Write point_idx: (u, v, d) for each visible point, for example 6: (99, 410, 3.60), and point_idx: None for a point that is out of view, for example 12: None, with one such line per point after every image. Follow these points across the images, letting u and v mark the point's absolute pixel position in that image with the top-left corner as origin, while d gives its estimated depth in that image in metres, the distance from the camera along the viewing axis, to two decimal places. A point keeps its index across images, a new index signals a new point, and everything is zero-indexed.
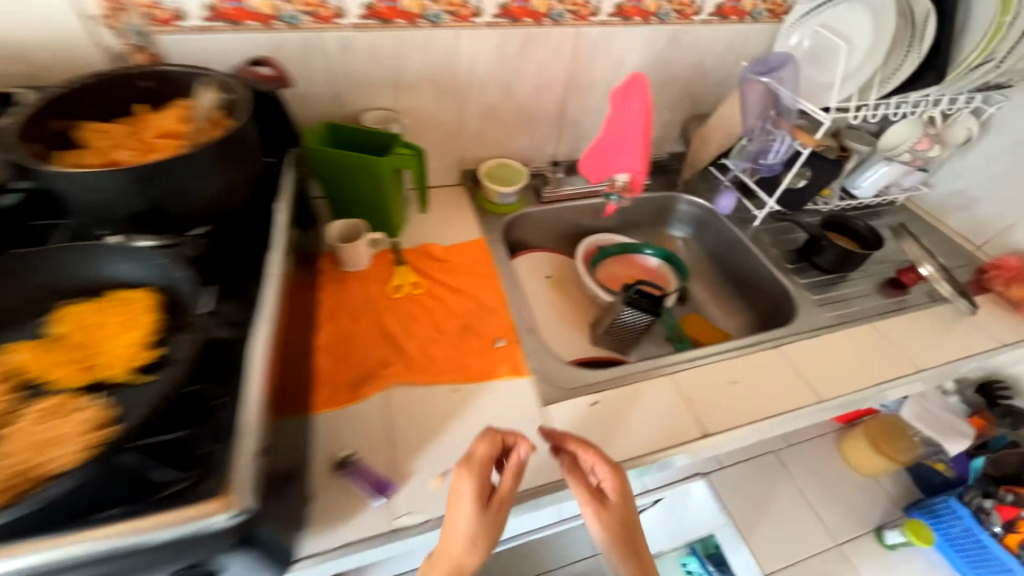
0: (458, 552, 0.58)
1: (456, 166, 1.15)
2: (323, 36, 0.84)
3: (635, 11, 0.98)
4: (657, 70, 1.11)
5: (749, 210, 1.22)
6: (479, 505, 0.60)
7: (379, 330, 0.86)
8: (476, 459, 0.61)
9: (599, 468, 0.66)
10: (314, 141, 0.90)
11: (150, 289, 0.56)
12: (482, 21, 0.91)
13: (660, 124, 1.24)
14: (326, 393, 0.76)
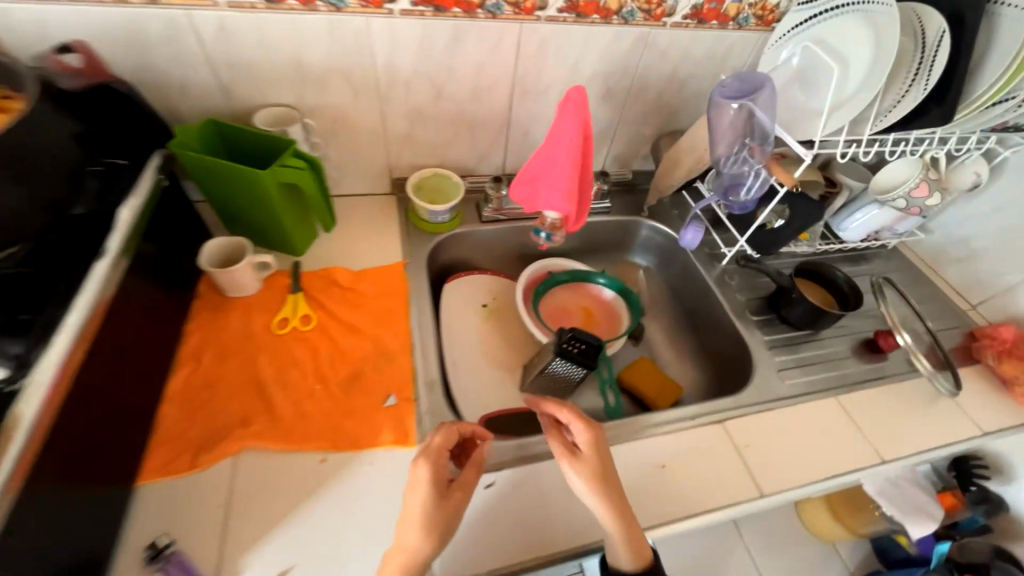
0: (413, 546, 0.54)
1: (385, 174, 1.00)
2: (194, 16, 0.69)
3: (591, 8, 0.82)
4: (621, 78, 0.95)
5: (719, 246, 1.07)
6: (441, 485, 0.58)
7: (249, 374, 0.73)
8: (437, 448, 0.61)
9: (574, 425, 0.66)
10: (191, 142, 0.75)
11: None
12: (397, 9, 0.75)
13: (627, 139, 1.09)
14: (163, 455, 0.63)
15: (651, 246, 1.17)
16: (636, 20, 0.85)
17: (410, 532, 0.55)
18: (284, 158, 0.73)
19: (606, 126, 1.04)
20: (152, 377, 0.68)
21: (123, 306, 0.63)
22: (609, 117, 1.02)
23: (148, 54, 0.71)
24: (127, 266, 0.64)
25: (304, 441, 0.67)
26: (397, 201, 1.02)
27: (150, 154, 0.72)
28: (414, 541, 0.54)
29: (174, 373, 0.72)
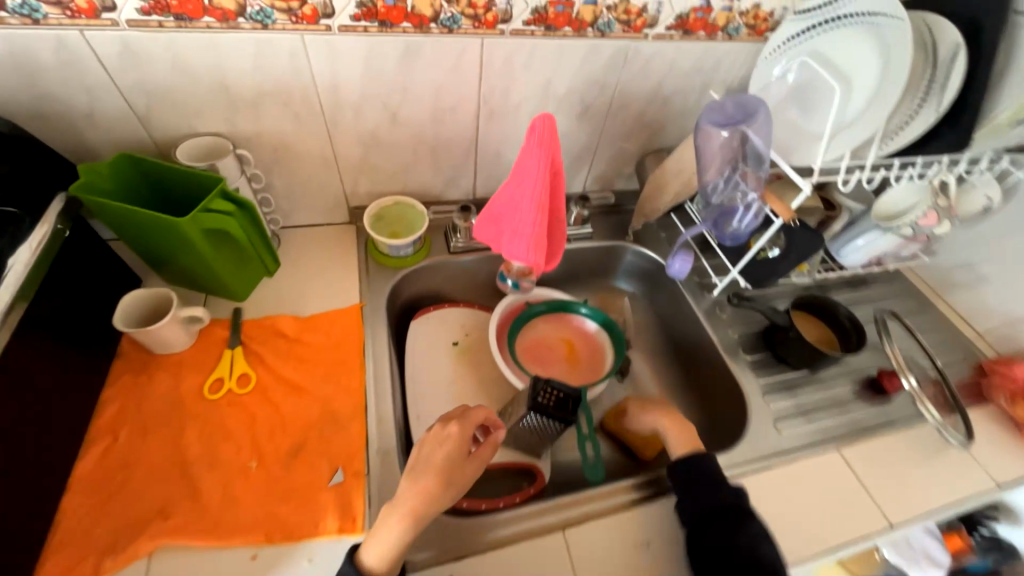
0: (419, 495, 0.56)
1: (340, 204, 0.90)
2: (90, 38, 0.58)
3: (561, 20, 0.72)
4: (600, 95, 0.85)
5: (709, 274, 0.98)
6: (461, 444, 0.60)
7: (174, 450, 0.63)
8: (460, 412, 0.64)
9: None
10: (102, 182, 0.65)
11: None
12: (336, 25, 0.65)
13: (609, 158, 0.99)
14: (62, 559, 0.54)
15: (639, 271, 1.07)
16: (613, 32, 0.76)
17: (424, 482, 0.57)
18: (210, 201, 0.64)
19: (586, 145, 0.94)
20: (51, 464, 0.58)
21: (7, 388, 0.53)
22: (588, 136, 0.93)
23: (41, 82, 0.61)
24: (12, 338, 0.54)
25: (234, 533, 0.58)
26: (354, 232, 0.92)
27: (50, 200, 0.62)
28: (426, 489, 0.57)
29: (82, 454, 0.62)
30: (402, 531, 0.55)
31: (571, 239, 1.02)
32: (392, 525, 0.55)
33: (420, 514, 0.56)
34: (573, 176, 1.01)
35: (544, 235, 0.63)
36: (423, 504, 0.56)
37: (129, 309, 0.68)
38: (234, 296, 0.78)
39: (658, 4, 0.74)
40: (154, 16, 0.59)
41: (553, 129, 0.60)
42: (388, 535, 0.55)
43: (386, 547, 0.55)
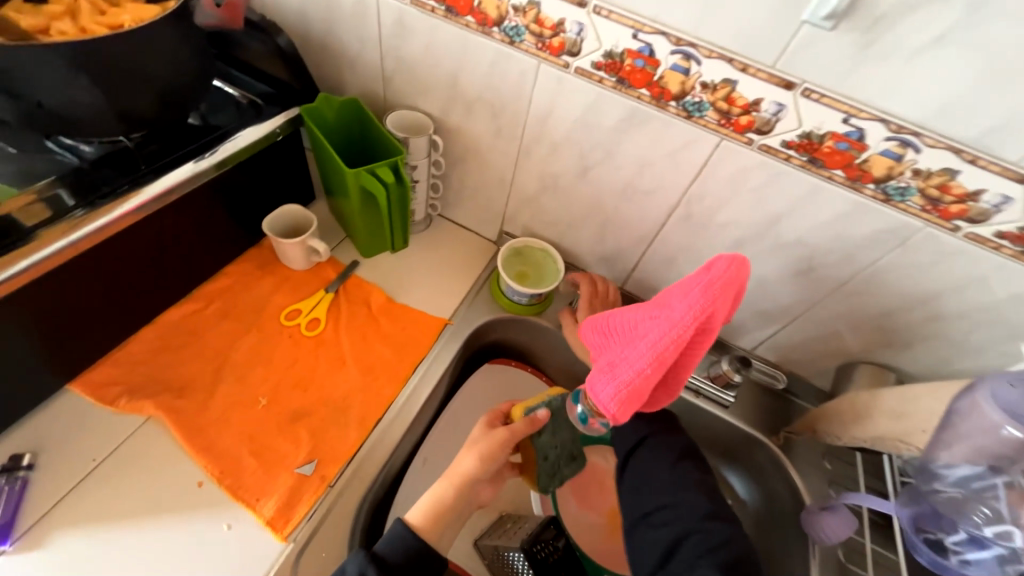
0: (468, 469, 0.59)
1: (494, 222, 0.87)
2: (380, 3, 0.66)
3: (837, 160, 0.54)
4: (838, 265, 0.64)
5: (864, 565, 0.64)
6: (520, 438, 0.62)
7: (228, 347, 0.68)
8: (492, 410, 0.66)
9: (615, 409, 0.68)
10: (329, 112, 0.74)
11: None
12: (575, 64, 0.60)
13: (807, 337, 0.75)
14: (105, 374, 0.62)
15: (769, 491, 0.78)
16: (903, 202, 0.54)
17: (470, 461, 0.59)
18: (377, 167, 0.67)
19: (784, 307, 0.73)
20: (156, 298, 0.67)
21: (161, 229, 0.62)
22: (793, 298, 0.71)
23: (337, 22, 0.71)
24: (192, 196, 0.64)
25: (203, 451, 0.58)
26: (491, 253, 0.89)
27: (289, 109, 0.72)
28: (471, 471, 0.58)
29: (181, 303, 0.71)
30: (452, 491, 0.58)
31: (701, 394, 0.80)
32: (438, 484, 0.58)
33: (467, 485, 0.58)
34: (749, 329, 0.79)
35: (645, 390, 0.46)
36: (474, 480, 0.59)
37: (281, 215, 0.76)
38: (360, 249, 0.82)
39: (1002, 199, 0.50)
40: (432, 1, 0.62)
41: (735, 283, 0.44)
42: (432, 492, 0.58)
43: (428, 505, 0.57)
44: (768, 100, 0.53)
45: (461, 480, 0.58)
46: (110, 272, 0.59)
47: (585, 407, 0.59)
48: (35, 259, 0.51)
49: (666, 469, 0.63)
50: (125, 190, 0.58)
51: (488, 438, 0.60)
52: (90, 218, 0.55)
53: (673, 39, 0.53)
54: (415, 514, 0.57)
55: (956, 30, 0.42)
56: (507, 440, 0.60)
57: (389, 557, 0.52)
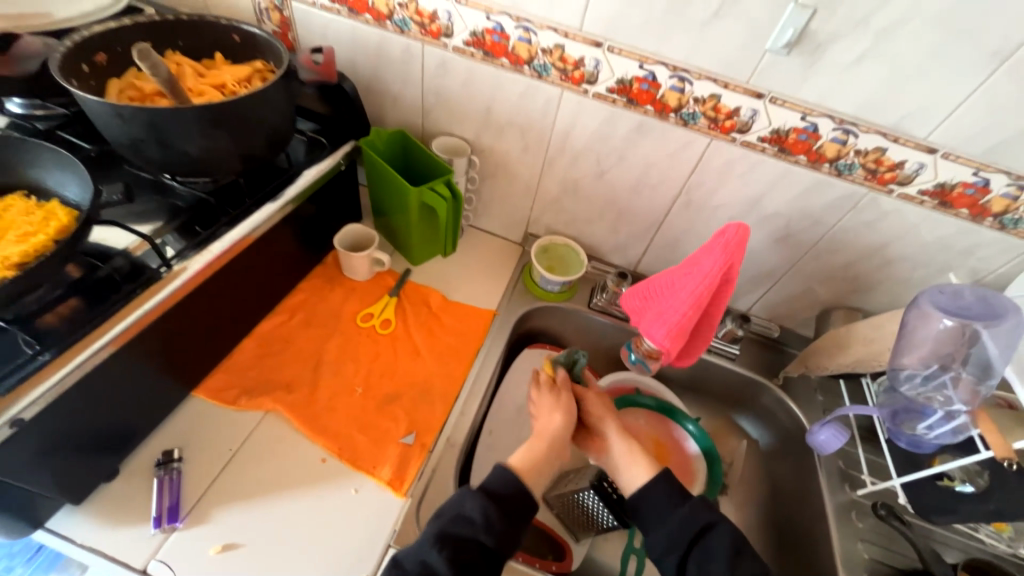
0: (553, 425, 0.73)
1: (520, 225, 1.02)
2: (426, 51, 0.80)
3: (800, 148, 0.71)
4: (807, 230, 0.81)
5: (862, 469, 0.81)
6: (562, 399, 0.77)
7: (316, 351, 0.78)
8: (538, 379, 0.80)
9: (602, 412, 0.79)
10: (379, 143, 0.87)
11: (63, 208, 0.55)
12: (593, 90, 0.75)
13: (790, 292, 0.92)
14: (219, 381, 0.72)
15: (777, 425, 0.94)
16: (851, 175, 0.72)
17: (552, 422, 0.74)
18: (435, 185, 0.80)
19: (770, 270, 0.90)
20: (251, 314, 0.77)
21: (260, 252, 0.73)
22: (777, 262, 0.88)
23: (384, 69, 0.85)
24: (283, 221, 0.75)
25: (321, 433, 0.69)
26: (519, 253, 1.03)
27: (346, 142, 0.85)
28: (557, 428, 0.73)
29: (268, 317, 0.81)
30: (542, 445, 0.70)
31: (711, 350, 0.95)
32: (537, 446, 0.70)
33: (555, 439, 0.71)
34: (743, 292, 0.95)
35: (689, 327, 0.62)
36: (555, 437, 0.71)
37: (344, 236, 0.88)
38: (411, 258, 0.94)
39: (919, 165, 0.68)
40: (471, 48, 0.77)
41: (741, 239, 0.59)
42: (533, 451, 0.69)
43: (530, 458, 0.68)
44: (745, 107, 0.70)
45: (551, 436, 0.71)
46: (226, 290, 0.69)
47: (638, 355, 0.79)
48: (186, 277, 0.60)
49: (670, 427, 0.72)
50: (237, 219, 0.69)
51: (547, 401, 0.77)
52: (214, 245, 0.65)
53: (671, 66, 0.69)
54: (514, 460, 0.68)
55: (871, 50, 0.60)
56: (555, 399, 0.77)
57: (499, 492, 0.61)
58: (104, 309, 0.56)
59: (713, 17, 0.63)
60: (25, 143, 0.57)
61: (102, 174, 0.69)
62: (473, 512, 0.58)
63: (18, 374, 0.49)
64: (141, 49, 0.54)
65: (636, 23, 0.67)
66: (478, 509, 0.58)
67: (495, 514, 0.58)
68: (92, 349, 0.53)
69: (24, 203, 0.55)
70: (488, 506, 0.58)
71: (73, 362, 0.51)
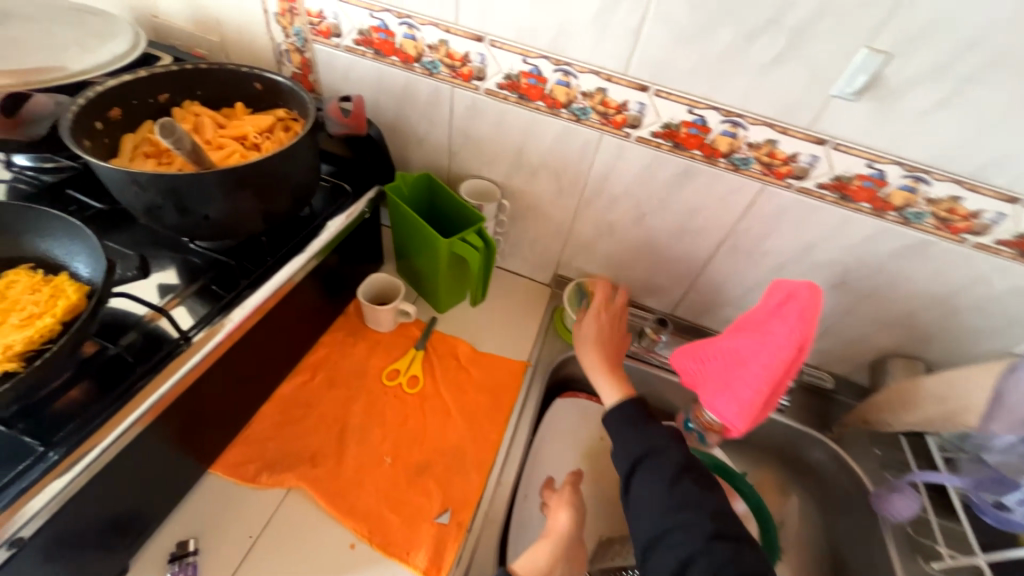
0: (563, 524, 0.63)
1: (550, 267, 0.96)
2: (456, 93, 0.76)
3: (862, 195, 0.66)
4: (866, 277, 0.75)
5: (935, 537, 0.73)
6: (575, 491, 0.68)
7: (340, 415, 0.72)
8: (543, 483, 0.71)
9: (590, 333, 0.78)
10: (404, 187, 0.82)
11: (73, 284, 0.50)
12: (635, 134, 0.71)
13: (843, 339, 0.86)
14: (237, 454, 0.66)
15: (832, 483, 0.86)
16: (920, 224, 0.67)
17: (563, 519, 0.64)
18: (467, 234, 0.75)
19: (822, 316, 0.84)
20: (271, 377, 0.71)
21: (283, 312, 0.68)
22: (830, 309, 0.82)
23: (410, 110, 0.81)
24: (306, 277, 0.69)
25: (349, 514, 0.63)
26: (548, 295, 0.98)
27: (370, 187, 0.79)
28: (566, 527, 0.63)
29: (288, 377, 0.75)
30: (553, 546, 0.60)
31: None
32: (545, 548, 0.60)
33: (566, 541, 0.61)
34: None
35: (763, 405, 0.58)
36: (570, 538, 0.62)
37: (368, 285, 0.83)
38: (436, 306, 0.89)
39: (998, 215, 0.63)
40: (505, 91, 0.72)
41: (818, 307, 0.55)
42: (540, 555, 0.59)
43: (537, 565, 0.58)
44: (804, 152, 0.65)
45: (562, 538, 0.61)
46: (247, 357, 0.63)
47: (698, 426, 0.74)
48: (205, 352, 0.55)
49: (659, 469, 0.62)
50: (258, 280, 0.64)
51: (561, 497, 0.66)
52: (234, 312, 0.59)
53: (724, 111, 0.64)
54: (516, 564, 0.59)
55: (950, 97, 0.55)
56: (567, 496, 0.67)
57: None
58: (118, 393, 0.50)
59: (774, 62, 0.58)
60: (29, 210, 0.53)
61: (115, 235, 0.65)
62: None
63: (23, 480, 0.44)
64: (164, 123, 0.52)
65: (687, 67, 0.62)
66: None
67: None
68: (106, 442, 0.47)
69: (33, 282, 0.50)
70: None
71: (85, 459, 0.46)
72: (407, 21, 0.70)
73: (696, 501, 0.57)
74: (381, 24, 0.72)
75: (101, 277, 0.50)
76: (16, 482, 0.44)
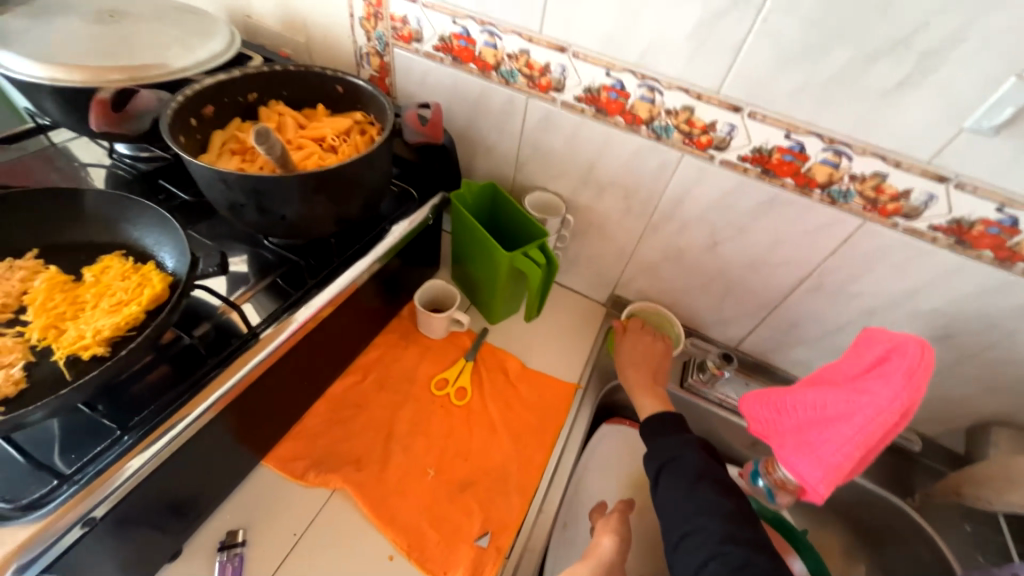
0: (606, 547, 0.60)
1: (607, 286, 0.92)
2: (531, 103, 0.74)
3: (985, 242, 0.58)
4: (976, 333, 0.66)
5: None
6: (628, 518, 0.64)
7: (388, 420, 0.72)
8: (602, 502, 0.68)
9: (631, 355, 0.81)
10: (468, 195, 0.81)
11: (159, 274, 0.52)
12: (720, 156, 0.66)
13: (936, 398, 0.77)
14: (288, 448, 0.67)
15: (911, 557, 0.77)
16: None
17: (608, 541, 0.60)
18: (529, 249, 0.73)
19: None
20: (326, 375, 0.72)
21: (344, 313, 0.68)
22: None
23: (482, 119, 0.80)
24: (368, 280, 0.70)
25: (391, 523, 0.62)
26: (603, 315, 0.94)
27: (435, 193, 0.79)
28: (611, 550, 0.59)
29: (341, 375, 0.76)
30: (592, 569, 0.57)
31: None
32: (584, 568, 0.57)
33: (608, 565, 0.57)
34: None
35: (851, 470, 0.51)
36: (614, 564, 0.58)
37: (425, 291, 0.83)
38: (488, 317, 0.87)
39: None
40: (583, 104, 0.70)
41: (927, 366, 0.48)
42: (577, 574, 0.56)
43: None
44: (919, 190, 0.58)
45: (602, 559, 0.58)
46: (307, 355, 0.65)
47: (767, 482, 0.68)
48: (271, 348, 0.56)
49: (720, 521, 0.57)
50: (323, 280, 0.64)
51: (610, 520, 0.63)
52: (300, 310, 0.60)
53: (827, 138, 0.59)
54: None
55: None
56: (617, 519, 0.63)
57: None
58: (190, 382, 0.52)
59: (897, 88, 0.52)
60: (126, 200, 0.56)
61: (196, 226, 0.67)
62: None
63: (101, 460, 0.46)
64: (260, 129, 0.53)
65: (790, 88, 0.57)
66: None
67: None
68: (176, 430, 0.49)
69: (125, 270, 0.53)
70: None
71: (157, 445, 0.48)
72: (490, 29, 0.69)
73: (763, 565, 0.52)
74: (463, 31, 0.71)
75: (185, 270, 0.51)
76: (95, 460, 0.46)
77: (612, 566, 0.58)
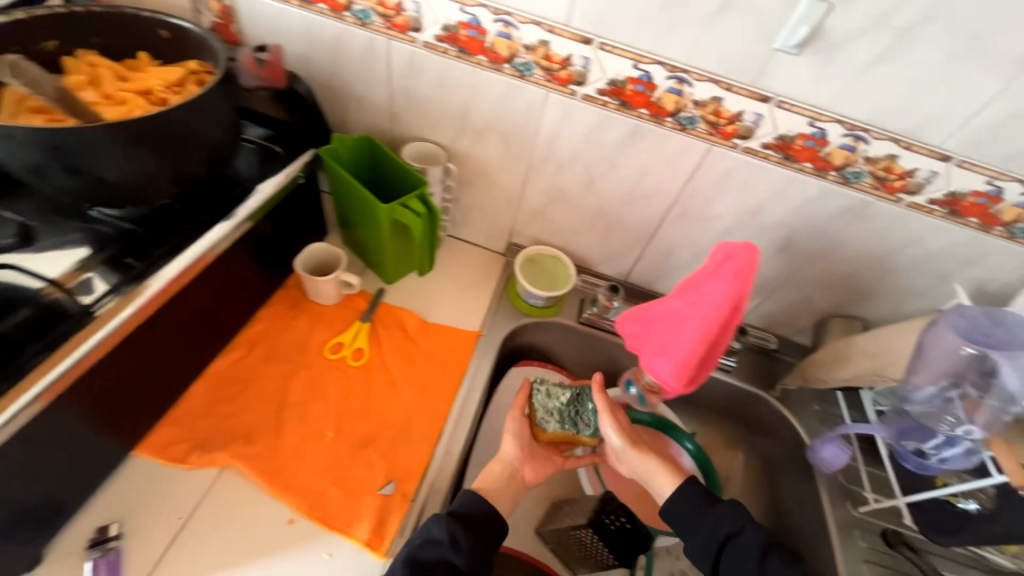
0: (511, 449, 0.68)
1: (503, 236, 0.94)
2: (392, 46, 0.70)
3: (805, 155, 0.66)
4: (808, 240, 0.76)
5: (863, 483, 0.78)
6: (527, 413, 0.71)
7: (279, 391, 0.70)
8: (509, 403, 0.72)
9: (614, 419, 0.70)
10: (342, 151, 0.77)
11: None
12: (581, 92, 0.68)
13: (787, 303, 0.88)
14: (165, 434, 0.62)
15: (776, 439, 0.90)
16: (859, 184, 0.67)
17: (511, 443, 0.68)
18: (408, 200, 0.72)
19: (768, 280, 0.85)
20: (201, 353, 0.67)
21: (209, 284, 0.63)
22: (776, 272, 0.83)
23: (346, 67, 0.75)
24: (232, 246, 0.65)
25: (287, 490, 0.61)
26: (502, 264, 0.96)
27: (303, 151, 0.74)
28: (512, 452, 0.68)
29: (222, 352, 0.71)
30: (502, 471, 0.66)
31: None
32: (497, 471, 0.66)
33: (514, 464, 0.67)
34: None
35: (697, 362, 0.59)
36: (519, 460, 0.68)
37: (309, 256, 0.79)
38: (383, 277, 0.85)
39: (931, 173, 0.63)
40: (444, 44, 0.68)
41: (752, 265, 0.55)
42: (494, 475, 0.66)
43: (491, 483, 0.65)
44: (749, 111, 0.63)
45: (509, 461, 0.67)
46: (168, 333, 0.59)
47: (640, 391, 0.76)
48: (111, 327, 0.51)
49: None
50: (175, 249, 0.59)
51: (514, 421, 0.70)
52: (145, 283, 0.54)
53: (669, 67, 0.62)
54: (478, 483, 0.65)
55: (890, 50, 0.54)
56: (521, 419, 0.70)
57: (468, 513, 0.59)
58: (8, 372, 0.46)
59: (719, 12, 0.56)
60: None
61: (4, 202, 0.58)
62: (438, 531, 0.56)
63: None
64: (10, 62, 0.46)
65: (631, 18, 0.60)
66: (444, 530, 0.56)
67: (462, 538, 0.56)
68: None
69: None
70: (456, 526, 0.56)
71: None
72: None
73: None
74: None
75: None
76: None
77: (517, 463, 0.68)
